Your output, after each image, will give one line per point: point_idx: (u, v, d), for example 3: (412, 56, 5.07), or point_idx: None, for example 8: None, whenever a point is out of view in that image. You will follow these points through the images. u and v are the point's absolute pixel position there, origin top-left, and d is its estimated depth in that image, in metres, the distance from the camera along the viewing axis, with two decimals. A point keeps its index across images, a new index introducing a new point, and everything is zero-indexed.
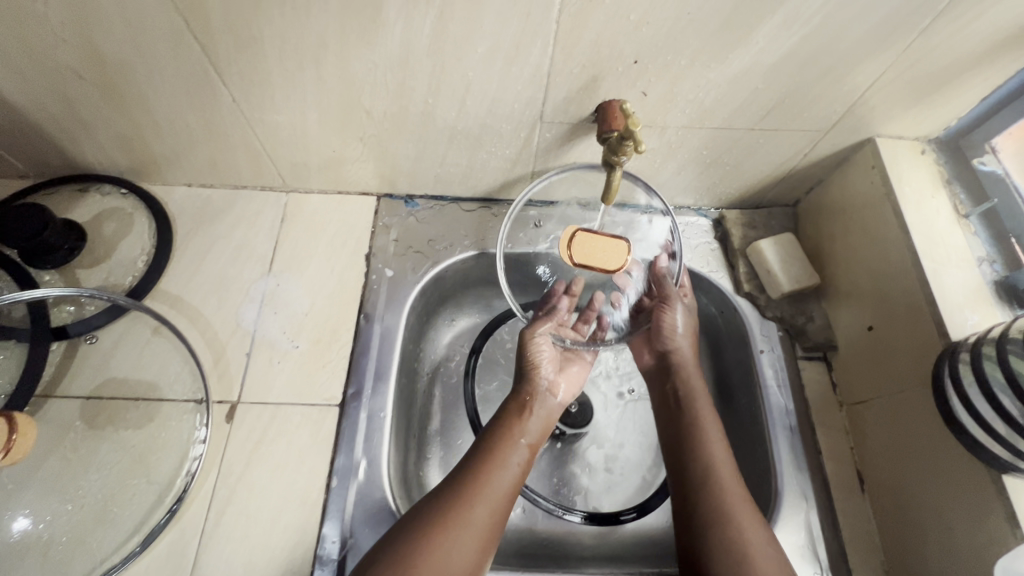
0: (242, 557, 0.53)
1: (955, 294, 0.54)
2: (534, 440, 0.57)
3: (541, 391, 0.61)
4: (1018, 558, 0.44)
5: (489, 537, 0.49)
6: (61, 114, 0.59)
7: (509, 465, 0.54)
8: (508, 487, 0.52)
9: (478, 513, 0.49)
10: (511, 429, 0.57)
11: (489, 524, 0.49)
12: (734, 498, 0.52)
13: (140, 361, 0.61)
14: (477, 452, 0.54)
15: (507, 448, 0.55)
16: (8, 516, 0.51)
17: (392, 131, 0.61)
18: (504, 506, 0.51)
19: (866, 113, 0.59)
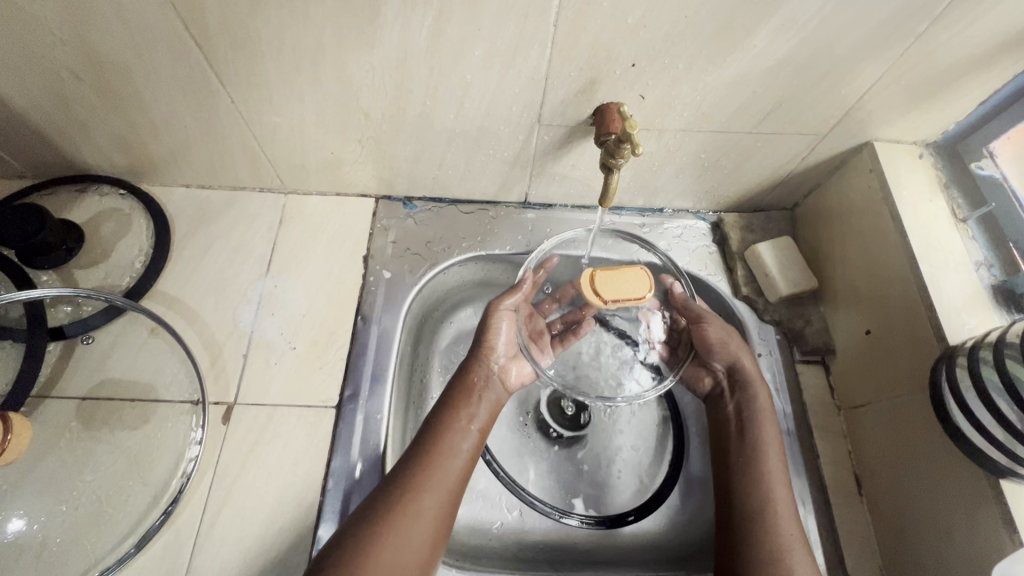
0: (236, 559, 0.53)
1: (953, 298, 0.54)
2: (483, 425, 0.57)
3: (490, 376, 0.60)
4: (1015, 563, 0.44)
5: (440, 527, 0.49)
6: (59, 115, 0.59)
7: (457, 453, 0.53)
8: (456, 475, 0.52)
9: (427, 505, 0.49)
10: (459, 415, 0.56)
11: (441, 517, 0.50)
12: (785, 527, 0.51)
13: (136, 362, 0.61)
14: (422, 441, 0.54)
15: (455, 436, 0.54)
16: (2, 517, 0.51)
17: (390, 133, 0.61)
18: (454, 497, 0.51)
19: (863, 117, 0.59)
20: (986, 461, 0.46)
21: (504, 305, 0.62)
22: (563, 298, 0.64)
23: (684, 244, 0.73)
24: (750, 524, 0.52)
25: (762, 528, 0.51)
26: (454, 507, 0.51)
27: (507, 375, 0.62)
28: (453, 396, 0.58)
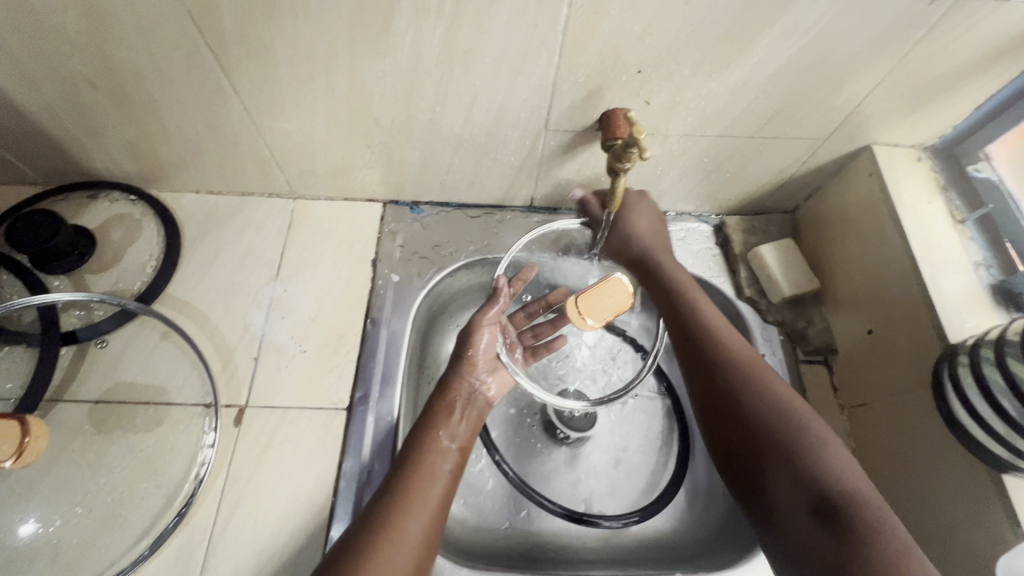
0: (249, 561, 0.54)
1: (953, 298, 0.55)
2: (461, 439, 0.55)
3: (469, 395, 0.58)
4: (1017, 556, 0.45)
5: (423, 550, 0.46)
6: (72, 122, 0.60)
7: (435, 471, 0.51)
8: (438, 494, 0.50)
9: (409, 528, 0.46)
10: (437, 433, 0.54)
11: (427, 540, 0.47)
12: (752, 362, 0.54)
13: (148, 366, 0.62)
14: (401, 462, 0.51)
15: (435, 456, 0.52)
16: (17, 518, 0.52)
17: (399, 138, 0.62)
18: (438, 518, 0.49)
19: (863, 121, 0.60)
20: (988, 455, 0.47)
21: (487, 317, 0.59)
22: (537, 310, 0.69)
23: (687, 247, 0.75)
24: (737, 401, 0.51)
25: (749, 401, 0.51)
26: (439, 530, 0.49)
27: (486, 390, 0.59)
28: (429, 416, 0.55)
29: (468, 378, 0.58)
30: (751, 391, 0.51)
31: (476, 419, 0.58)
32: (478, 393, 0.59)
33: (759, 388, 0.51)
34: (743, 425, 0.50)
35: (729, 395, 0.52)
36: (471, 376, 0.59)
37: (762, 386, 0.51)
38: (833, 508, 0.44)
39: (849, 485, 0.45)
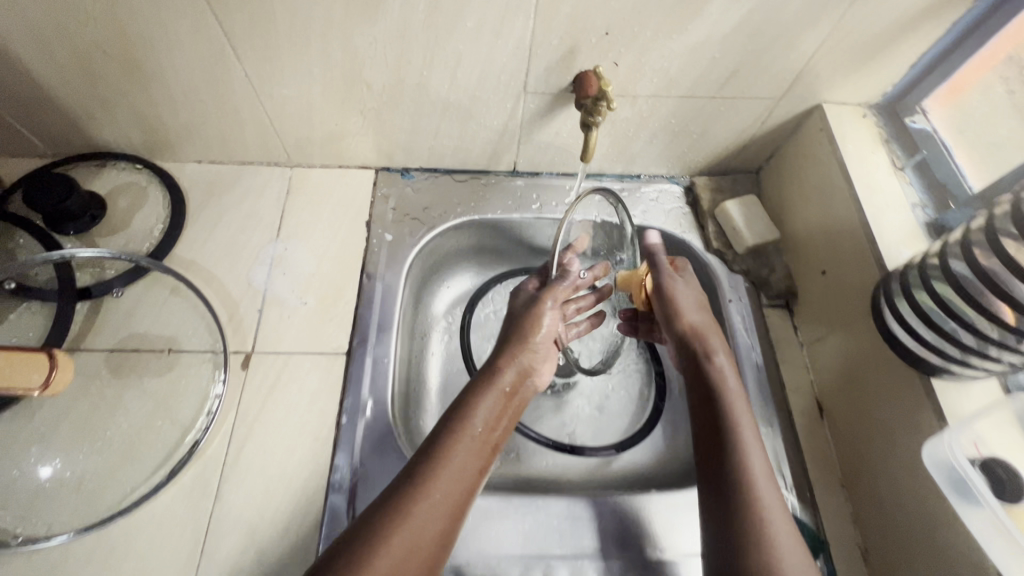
0: (260, 486, 0.58)
1: (893, 234, 0.61)
2: (491, 431, 0.52)
3: (517, 382, 0.56)
4: (937, 442, 0.50)
5: (428, 556, 0.44)
6: (85, 92, 0.65)
7: (457, 470, 0.48)
8: (453, 493, 0.47)
9: (422, 524, 0.44)
10: (472, 419, 0.51)
11: (437, 539, 0.44)
12: (766, 497, 0.49)
13: (159, 318, 0.66)
14: (428, 448, 0.49)
15: (468, 443, 0.50)
16: (36, 463, 0.57)
17: (390, 103, 0.68)
18: (451, 516, 0.46)
19: (812, 80, 0.66)
20: (924, 363, 0.52)
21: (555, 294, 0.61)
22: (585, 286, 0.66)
23: (660, 207, 0.80)
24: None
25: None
26: (451, 529, 0.46)
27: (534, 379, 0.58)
28: (465, 398, 0.54)
29: (521, 356, 0.57)
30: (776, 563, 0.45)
31: (516, 411, 0.56)
32: (530, 381, 0.58)
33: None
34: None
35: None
36: (524, 353, 0.57)
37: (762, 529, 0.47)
38: None
39: None
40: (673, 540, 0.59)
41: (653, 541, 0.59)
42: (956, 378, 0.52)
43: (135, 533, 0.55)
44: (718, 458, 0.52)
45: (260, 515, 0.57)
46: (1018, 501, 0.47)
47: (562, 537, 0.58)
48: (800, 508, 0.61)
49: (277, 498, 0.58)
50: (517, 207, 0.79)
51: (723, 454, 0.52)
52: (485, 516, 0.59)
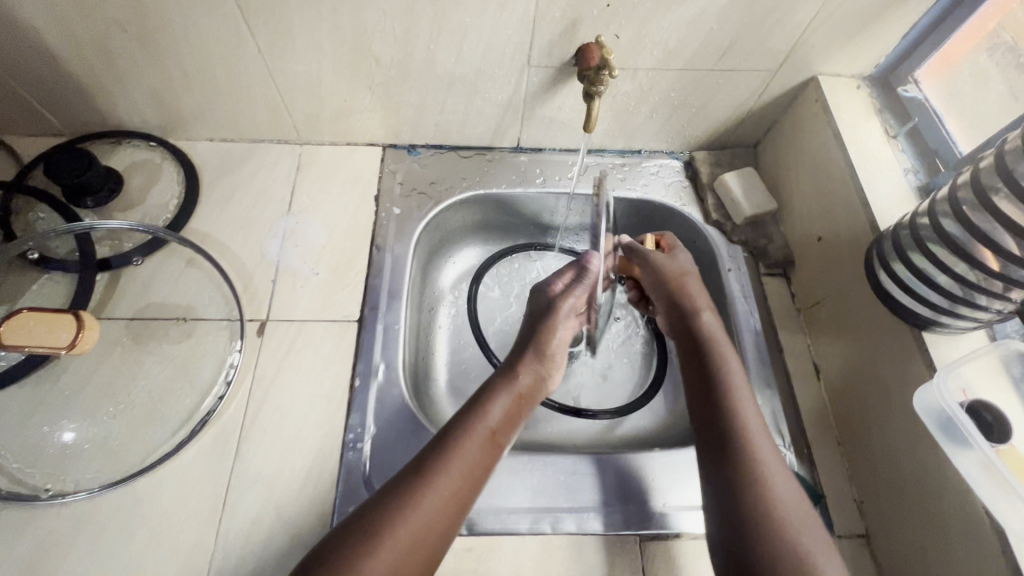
0: (278, 445, 0.61)
1: (885, 198, 0.63)
2: (501, 431, 0.54)
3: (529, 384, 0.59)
4: (926, 389, 0.52)
5: (429, 548, 0.46)
6: (101, 69, 0.67)
7: (464, 468, 0.50)
8: (457, 490, 0.49)
9: (425, 518, 0.46)
10: (485, 420, 0.53)
11: (439, 533, 0.47)
12: (764, 462, 0.52)
13: (176, 288, 0.68)
14: (439, 443, 0.51)
15: (476, 443, 0.52)
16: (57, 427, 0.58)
17: (398, 78, 0.70)
18: (453, 511, 0.48)
19: (807, 52, 0.68)
20: (915, 317, 0.55)
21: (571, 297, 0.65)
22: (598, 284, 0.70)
23: (660, 180, 0.82)
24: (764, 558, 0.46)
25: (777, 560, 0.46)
26: (453, 523, 0.48)
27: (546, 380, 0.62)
28: (478, 396, 0.56)
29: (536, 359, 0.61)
30: (766, 527, 0.48)
31: (526, 409, 0.58)
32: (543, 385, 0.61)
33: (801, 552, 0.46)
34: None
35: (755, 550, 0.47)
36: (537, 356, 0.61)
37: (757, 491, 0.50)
38: None
39: None
40: (676, 495, 0.61)
41: (657, 496, 0.61)
42: (948, 331, 0.54)
43: (159, 489, 0.58)
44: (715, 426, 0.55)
45: (278, 472, 0.59)
46: (1004, 441, 0.48)
47: (568, 492, 0.61)
48: (798, 463, 0.64)
49: (295, 455, 0.60)
50: (520, 181, 0.81)
51: (722, 423, 0.55)
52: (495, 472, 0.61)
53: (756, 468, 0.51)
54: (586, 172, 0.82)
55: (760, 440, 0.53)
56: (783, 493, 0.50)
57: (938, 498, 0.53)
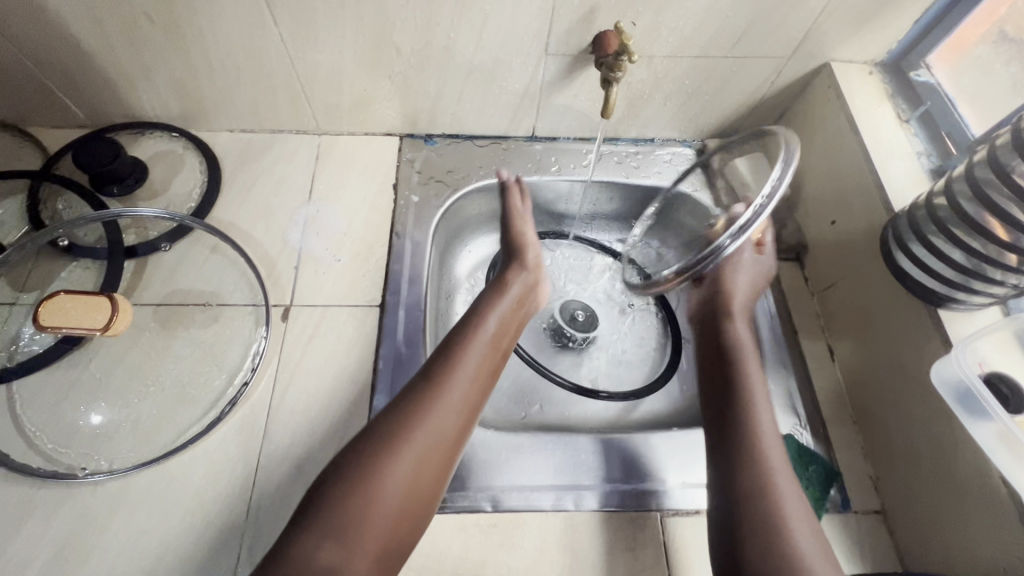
0: (306, 425, 0.62)
1: (899, 180, 0.65)
2: (498, 338, 0.62)
3: (519, 298, 0.68)
4: (943, 364, 0.53)
5: (448, 447, 0.53)
6: (128, 60, 0.68)
7: (471, 372, 0.57)
8: (468, 394, 0.56)
9: (441, 420, 0.53)
10: (482, 329, 0.61)
11: (456, 433, 0.54)
12: (760, 420, 0.57)
13: (201, 274, 0.69)
14: (444, 350, 0.59)
15: (480, 351, 0.59)
16: (86, 410, 0.59)
17: (418, 67, 0.71)
18: (467, 415, 0.55)
19: (821, 38, 0.69)
20: (930, 294, 0.56)
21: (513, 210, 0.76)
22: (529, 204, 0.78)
23: (672, 168, 0.84)
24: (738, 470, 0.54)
25: (746, 471, 0.53)
26: (468, 425, 0.55)
27: (534, 297, 0.70)
28: (476, 312, 0.64)
29: (523, 275, 0.70)
30: (753, 465, 0.53)
31: (520, 320, 0.67)
32: (533, 295, 0.70)
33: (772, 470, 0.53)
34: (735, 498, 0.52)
35: (731, 466, 0.54)
36: (525, 273, 0.70)
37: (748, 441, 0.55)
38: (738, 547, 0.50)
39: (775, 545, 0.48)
40: (695, 473, 0.62)
41: (677, 475, 0.62)
42: (963, 308, 0.55)
43: (190, 468, 0.59)
44: (723, 399, 0.61)
45: (305, 451, 0.61)
46: (1021, 413, 0.50)
47: (590, 469, 0.62)
48: (814, 441, 0.65)
49: (322, 435, 0.62)
50: (536, 169, 0.82)
51: (729, 395, 0.60)
52: (517, 450, 0.62)
53: (752, 428, 0.56)
54: (600, 159, 0.84)
55: (762, 410, 0.58)
56: (773, 440, 0.56)
57: (954, 471, 0.54)
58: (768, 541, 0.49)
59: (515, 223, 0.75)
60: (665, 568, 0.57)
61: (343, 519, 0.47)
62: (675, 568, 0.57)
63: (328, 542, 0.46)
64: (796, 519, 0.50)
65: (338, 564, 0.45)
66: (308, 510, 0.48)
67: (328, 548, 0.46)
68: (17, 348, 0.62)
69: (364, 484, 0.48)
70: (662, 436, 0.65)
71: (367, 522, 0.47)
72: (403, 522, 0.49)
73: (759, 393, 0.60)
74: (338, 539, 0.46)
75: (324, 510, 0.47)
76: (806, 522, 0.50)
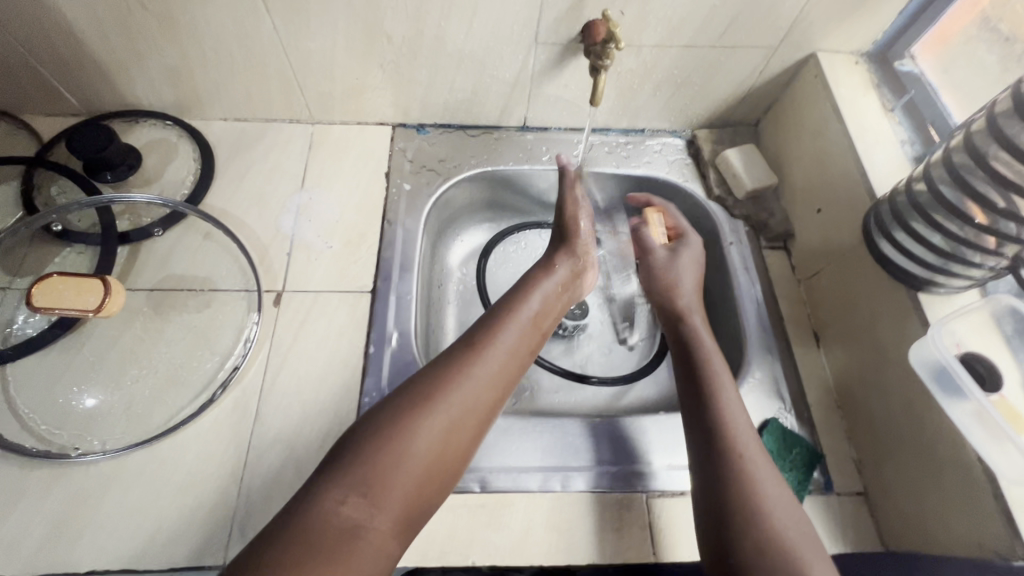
0: (297, 407, 0.63)
1: (883, 168, 0.66)
2: (540, 317, 0.62)
3: (565, 279, 0.68)
4: (921, 345, 0.55)
5: (478, 419, 0.52)
6: (121, 48, 0.69)
7: (509, 346, 0.57)
8: (505, 366, 0.56)
9: (475, 391, 0.53)
10: (526, 307, 0.62)
11: (489, 405, 0.53)
12: (732, 410, 0.57)
13: (194, 259, 0.70)
14: (485, 326, 0.59)
15: (520, 325, 0.60)
16: (80, 393, 0.60)
17: (409, 56, 0.71)
18: (501, 388, 0.55)
19: (807, 28, 0.70)
20: (911, 278, 0.57)
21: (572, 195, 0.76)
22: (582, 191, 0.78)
23: (662, 158, 0.84)
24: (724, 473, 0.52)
25: (728, 464, 0.53)
26: (500, 399, 0.55)
27: (579, 282, 0.70)
28: (520, 288, 0.64)
29: (572, 258, 0.70)
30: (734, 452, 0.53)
31: (563, 302, 0.66)
32: (579, 279, 0.70)
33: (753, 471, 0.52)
34: (722, 503, 0.51)
35: (711, 454, 0.54)
36: (574, 259, 0.70)
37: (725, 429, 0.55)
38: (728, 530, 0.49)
39: (763, 527, 0.48)
40: (682, 455, 0.63)
41: (664, 457, 0.63)
42: (943, 292, 0.56)
43: (182, 449, 0.60)
44: (693, 389, 0.60)
45: (296, 433, 0.61)
46: (996, 392, 0.51)
47: (578, 451, 0.63)
48: (799, 425, 0.66)
49: (312, 417, 0.62)
50: (527, 159, 0.83)
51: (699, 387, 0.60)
52: (506, 433, 0.63)
53: (725, 417, 0.56)
54: (591, 149, 0.85)
55: (732, 400, 0.58)
56: (746, 428, 0.56)
57: (934, 451, 0.55)
58: (755, 521, 0.48)
59: (569, 208, 0.75)
60: (651, 547, 0.58)
61: (370, 475, 0.45)
62: (660, 548, 0.58)
63: (352, 498, 0.44)
64: (777, 503, 0.50)
65: (362, 521, 0.43)
66: (334, 465, 0.46)
67: (352, 503, 0.44)
68: (11, 331, 0.62)
69: (392, 446, 0.47)
70: (651, 420, 0.66)
71: (393, 482, 0.46)
72: (423, 493, 0.48)
73: (728, 390, 0.59)
74: (362, 496, 0.44)
75: (351, 464, 0.46)
76: (798, 523, 0.49)
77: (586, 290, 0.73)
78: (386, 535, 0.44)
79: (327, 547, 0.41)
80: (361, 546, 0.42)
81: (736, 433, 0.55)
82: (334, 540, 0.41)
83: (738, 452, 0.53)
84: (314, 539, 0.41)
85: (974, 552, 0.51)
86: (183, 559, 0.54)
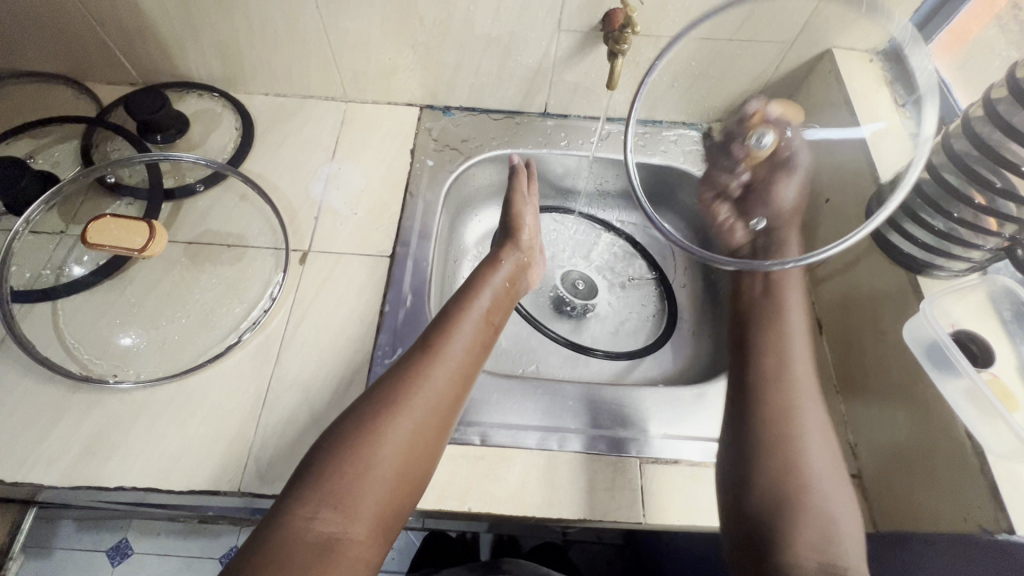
0: (314, 355, 0.67)
1: (890, 159, 0.67)
2: (492, 314, 0.66)
3: (512, 274, 0.71)
4: (918, 324, 0.56)
5: (440, 416, 0.55)
6: (179, 22, 0.75)
7: (464, 345, 0.60)
8: (460, 363, 0.59)
9: (433, 388, 0.56)
10: (476, 307, 0.64)
11: (450, 400, 0.57)
12: (794, 394, 0.57)
13: (230, 217, 0.75)
14: (436, 329, 0.61)
15: (472, 323, 0.63)
16: (119, 330, 0.65)
17: (439, 38, 0.76)
18: (459, 382, 0.58)
19: (823, 23, 0.73)
20: (911, 261, 0.59)
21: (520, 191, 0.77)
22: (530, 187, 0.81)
23: (678, 149, 0.87)
24: (763, 469, 0.53)
25: (770, 452, 0.54)
26: (458, 394, 0.58)
27: (525, 276, 0.74)
28: (469, 288, 0.66)
29: (517, 251, 0.73)
30: (783, 437, 0.54)
31: (511, 299, 0.70)
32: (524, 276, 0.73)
33: (803, 462, 0.53)
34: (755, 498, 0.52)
35: (750, 440, 0.55)
36: (519, 252, 0.73)
37: (776, 411, 0.56)
38: (766, 517, 0.51)
39: (802, 513, 0.50)
40: (678, 426, 0.66)
41: (659, 426, 0.65)
42: (944, 275, 0.59)
43: (207, 384, 0.64)
44: (751, 366, 0.61)
45: (312, 378, 0.66)
46: (989, 370, 0.52)
47: (575, 413, 0.66)
48: None
49: (328, 365, 0.67)
50: (545, 143, 0.87)
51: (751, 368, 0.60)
52: (508, 394, 0.67)
53: (782, 401, 0.57)
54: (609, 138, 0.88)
55: (796, 382, 0.58)
56: (808, 412, 0.56)
57: (931, 445, 0.54)
58: (796, 508, 0.50)
59: (516, 203, 0.76)
60: (641, 510, 0.59)
61: (338, 488, 0.48)
62: (650, 510, 0.59)
63: (323, 512, 0.47)
64: (823, 492, 0.51)
65: (336, 533, 0.46)
66: (303, 478, 0.49)
67: (324, 518, 0.47)
68: (62, 270, 0.69)
69: (354, 459, 0.50)
70: (648, 392, 0.68)
71: (361, 492, 0.49)
72: (398, 495, 0.50)
73: (795, 367, 0.59)
74: (333, 508, 0.47)
75: (317, 483, 0.49)
76: (848, 525, 0.50)
77: (531, 283, 0.77)
78: (366, 541, 0.47)
79: (304, 563, 0.44)
80: (338, 556, 0.46)
81: (789, 417, 0.55)
82: (307, 555, 0.45)
83: (785, 442, 0.54)
84: (289, 556, 0.44)
85: (958, 528, 0.50)
86: (201, 482, 0.59)
